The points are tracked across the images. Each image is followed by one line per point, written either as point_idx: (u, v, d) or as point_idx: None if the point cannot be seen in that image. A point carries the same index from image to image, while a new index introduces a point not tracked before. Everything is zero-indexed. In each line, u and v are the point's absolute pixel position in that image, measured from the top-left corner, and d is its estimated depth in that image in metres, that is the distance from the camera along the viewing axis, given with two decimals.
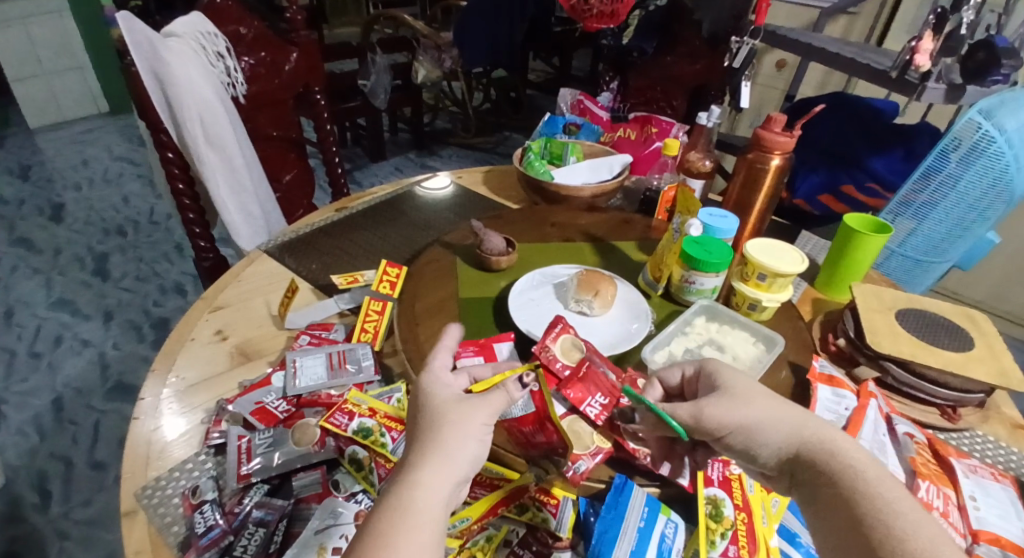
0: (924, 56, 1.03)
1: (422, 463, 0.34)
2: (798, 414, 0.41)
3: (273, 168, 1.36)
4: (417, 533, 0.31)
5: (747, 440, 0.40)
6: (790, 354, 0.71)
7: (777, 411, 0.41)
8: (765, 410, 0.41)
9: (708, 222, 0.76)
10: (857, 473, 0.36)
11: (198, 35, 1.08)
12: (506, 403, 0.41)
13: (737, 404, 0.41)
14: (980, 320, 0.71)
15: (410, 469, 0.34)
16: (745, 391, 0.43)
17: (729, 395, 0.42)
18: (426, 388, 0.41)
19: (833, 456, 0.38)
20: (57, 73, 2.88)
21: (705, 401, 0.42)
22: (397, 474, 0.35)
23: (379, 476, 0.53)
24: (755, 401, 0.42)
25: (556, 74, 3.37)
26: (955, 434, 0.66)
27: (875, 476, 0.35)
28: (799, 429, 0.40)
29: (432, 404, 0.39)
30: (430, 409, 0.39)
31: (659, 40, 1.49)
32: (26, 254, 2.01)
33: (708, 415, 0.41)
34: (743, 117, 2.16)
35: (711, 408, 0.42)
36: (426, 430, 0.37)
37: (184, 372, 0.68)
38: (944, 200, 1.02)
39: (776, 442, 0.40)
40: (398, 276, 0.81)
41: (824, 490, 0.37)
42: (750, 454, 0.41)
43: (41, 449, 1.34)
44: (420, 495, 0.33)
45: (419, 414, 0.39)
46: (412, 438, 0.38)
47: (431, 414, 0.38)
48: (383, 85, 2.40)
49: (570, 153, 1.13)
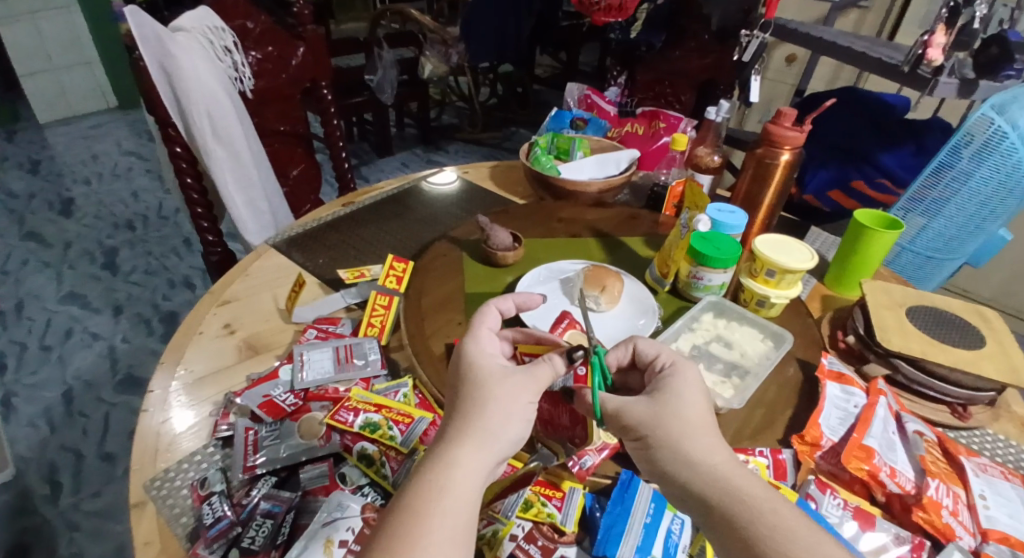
0: (937, 50, 1.01)
1: (464, 440, 0.35)
2: (712, 442, 0.37)
3: (281, 163, 1.36)
4: (453, 507, 0.31)
5: (652, 452, 0.38)
6: (798, 350, 0.71)
7: (691, 430, 0.38)
8: (680, 427, 0.38)
9: (715, 217, 0.76)
10: (766, 521, 0.32)
11: (205, 29, 1.09)
12: (547, 384, 0.42)
13: (660, 415, 0.39)
14: (992, 317, 0.69)
15: (451, 445, 0.35)
16: (672, 403, 0.40)
17: (652, 401, 0.40)
18: (469, 361, 0.42)
19: (737, 496, 0.34)
20: (65, 68, 2.90)
21: (631, 405, 0.41)
22: (437, 448, 0.35)
23: (391, 469, 0.54)
24: (672, 415, 0.39)
25: (563, 69, 3.36)
26: (965, 432, 0.65)
27: (780, 526, 0.32)
28: (712, 458, 0.36)
29: (478, 377, 0.40)
30: (474, 384, 0.39)
31: (668, 33, 1.47)
32: (36, 248, 2.03)
33: (627, 414, 0.41)
34: (752, 113, 2.13)
35: (630, 411, 0.40)
36: (469, 405, 0.38)
37: (193, 365, 0.68)
38: (955, 196, 1.00)
39: (673, 462, 0.37)
40: (405, 271, 0.80)
41: (710, 529, 0.34)
42: (654, 469, 0.38)
43: (52, 441, 1.36)
44: (458, 471, 0.33)
45: (460, 388, 0.40)
46: (452, 413, 0.38)
47: (474, 389, 0.39)
48: (390, 80, 2.41)
49: (577, 148, 1.13)
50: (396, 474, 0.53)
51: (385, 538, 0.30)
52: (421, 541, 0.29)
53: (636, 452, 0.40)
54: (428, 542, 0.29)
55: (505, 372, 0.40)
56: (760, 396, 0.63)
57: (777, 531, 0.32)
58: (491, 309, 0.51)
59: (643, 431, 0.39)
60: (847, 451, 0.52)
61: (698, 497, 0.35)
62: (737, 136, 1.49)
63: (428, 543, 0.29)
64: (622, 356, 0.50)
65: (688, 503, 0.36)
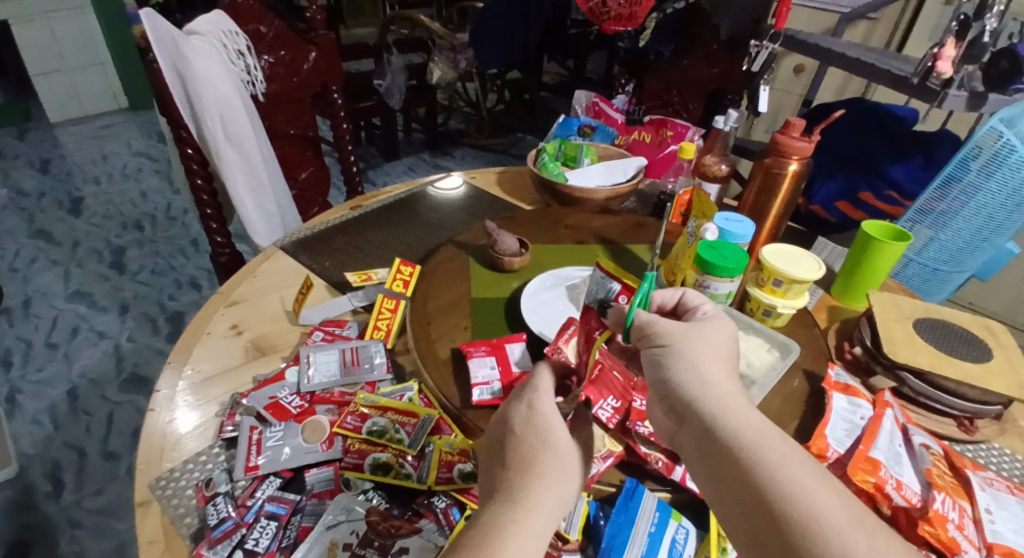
0: (947, 62, 1.01)
1: (545, 503, 0.33)
2: (728, 381, 0.38)
3: (290, 166, 1.37)
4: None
5: (668, 367, 0.39)
6: (805, 361, 0.71)
7: (709, 359, 0.39)
8: (704, 356, 0.39)
9: (722, 227, 0.76)
10: (775, 447, 0.32)
11: (219, 33, 1.10)
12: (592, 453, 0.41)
13: (686, 339, 0.40)
14: (999, 332, 0.69)
15: (527, 508, 0.32)
16: (700, 336, 0.41)
17: (681, 327, 0.42)
18: (542, 420, 0.38)
19: (746, 426, 0.34)
20: (78, 68, 2.95)
21: (662, 321, 0.42)
22: (509, 502, 0.33)
23: (410, 465, 0.54)
24: (695, 343, 0.40)
25: (570, 76, 3.37)
26: (971, 446, 0.64)
27: (789, 456, 0.32)
28: (727, 391, 0.37)
29: (563, 444, 0.37)
30: (553, 451, 0.36)
31: (677, 42, 1.48)
32: (45, 245, 2.06)
33: (658, 327, 0.42)
34: (760, 122, 2.14)
35: (659, 327, 0.42)
36: (553, 472, 0.35)
37: (200, 365, 0.69)
38: (963, 209, 1.00)
39: (687, 375, 0.38)
40: (411, 275, 0.82)
41: (706, 450, 0.34)
42: (662, 381, 0.39)
43: (55, 438, 1.37)
44: (535, 544, 0.31)
45: (531, 439, 0.37)
46: (521, 461, 0.36)
47: (560, 461, 0.36)
48: (398, 85, 2.43)
49: (584, 155, 1.14)
50: (419, 470, 0.54)
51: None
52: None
53: (651, 362, 0.41)
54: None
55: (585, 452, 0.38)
56: (765, 407, 0.63)
57: (781, 458, 0.31)
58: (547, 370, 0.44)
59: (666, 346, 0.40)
60: (853, 463, 0.51)
61: (701, 412, 0.35)
62: (745, 145, 1.49)
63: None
64: (665, 299, 0.50)
65: (689, 421, 0.36)
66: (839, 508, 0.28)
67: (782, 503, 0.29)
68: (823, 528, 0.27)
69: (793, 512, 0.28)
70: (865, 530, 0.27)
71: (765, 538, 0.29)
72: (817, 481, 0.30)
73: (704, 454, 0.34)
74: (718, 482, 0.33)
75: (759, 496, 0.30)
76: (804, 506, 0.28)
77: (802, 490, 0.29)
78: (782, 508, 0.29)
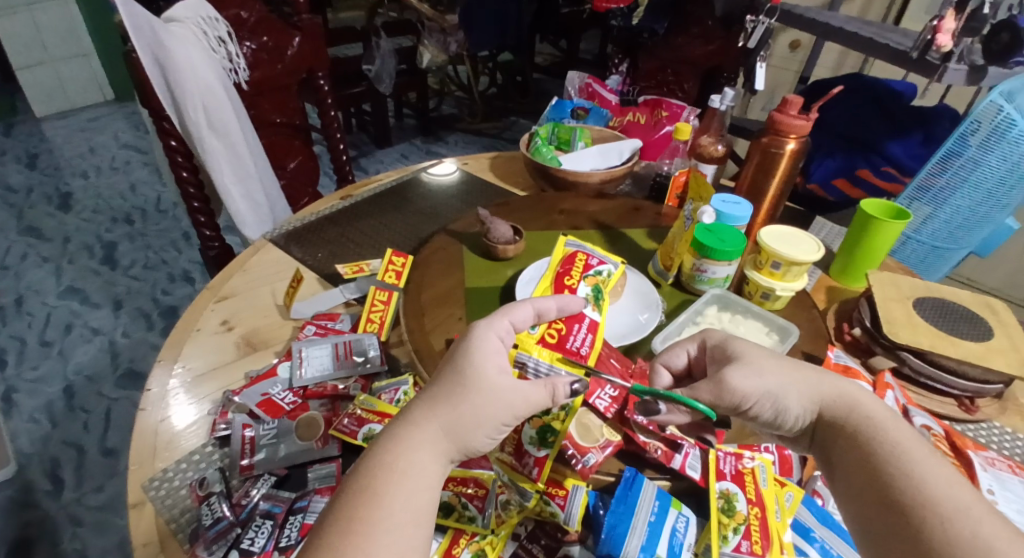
0: (946, 35, 0.98)
1: (431, 420, 0.35)
2: (851, 390, 0.41)
3: (278, 155, 1.34)
4: (414, 490, 0.32)
5: (764, 408, 0.42)
6: (805, 344, 0.69)
7: (810, 381, 0.42)
8: (794, 388, 0.42)
9: (718, 208, 0.74)
10: (904, 451, 0.34)
11: (199, 19, 1.06)
12: (539, 408, 0.40)
13: (757, 372, 0.43)
14: (1001, 310, 0.68)
15: (407, 425, 0.35)
16: (785, 370, 0.43)
17: (753, 367, 0.43)
18: (468, 358, 0.38)
19: (882, 439, 0.36)
20: (61, 60, 2.87)
21: (727, 372, 0.43)
22: (400, 422, 0.36)
23: (477, 507, 0.48)
24: (786, 369, 0.43)
25: (563, 57, 3.31)
26: (972, 425, 0.64)
27: (920, 457, 0.33)
28: (840, 408, 0.40)
29: (469, 369, 0.37)
30: (458, 376, 0.37)
31: (671, 19, 1.44)
32: (35, 242, 2.03)
33: (731, 386, 0.42)
34: (756, 100, 2.10)
35: (732, 376, 0.43)
36: (446, 394, 0.36)
37: (191, 362, 0.68)
38: (962, 184, 0.99)
39: (799, 405, 0.41)
40: (404, 265, 0.80)
41: (839, 468, 0.37)
42: (770, 421, 0.42)
43: (53, 436, 1.36)
44: (421, 457, 0.33)
45: (447, 379, 0.37)
46: (431, 395, 0.37)
47: (455, 386, 0.36)
48: (388, 70, 2.37)
49: (578, 137, 1.12)
50: (484, 513, 0.48)
51: (338, 521, 0.30)
52: (381, 519, 0.30)
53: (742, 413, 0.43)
54: (388, 526, 0.30)
55: (500, 380, 0.37)
56: None
57: (920, 464, 0.33)
58: (524, 304, 0.48)
59: (745, 393, 0.42)
60: None
61: (840, 430, 0.39)
62: (741, 125, 1.47)
63: (385, 526, 0.30)
64: (694, 350, 0.52)
65: (829, 445, 0.39)
66: (971, 498, 0.30)
67: (917, 507, 0.30)
68: (961, 524, 0.28)
69: (927, 516, 0.30)
70: (989, 512, 0.29)
71: (885, 529, 0.31)
72: (956, 483, 0.31)
73: (836, 476, 0.37)
74: (849, 495, 0.35)
75: (884, 498, 0.32)
76: (947, 508, 0.29)
77: (939, 492, 0.30)
78: (915, 515, 0.30)
